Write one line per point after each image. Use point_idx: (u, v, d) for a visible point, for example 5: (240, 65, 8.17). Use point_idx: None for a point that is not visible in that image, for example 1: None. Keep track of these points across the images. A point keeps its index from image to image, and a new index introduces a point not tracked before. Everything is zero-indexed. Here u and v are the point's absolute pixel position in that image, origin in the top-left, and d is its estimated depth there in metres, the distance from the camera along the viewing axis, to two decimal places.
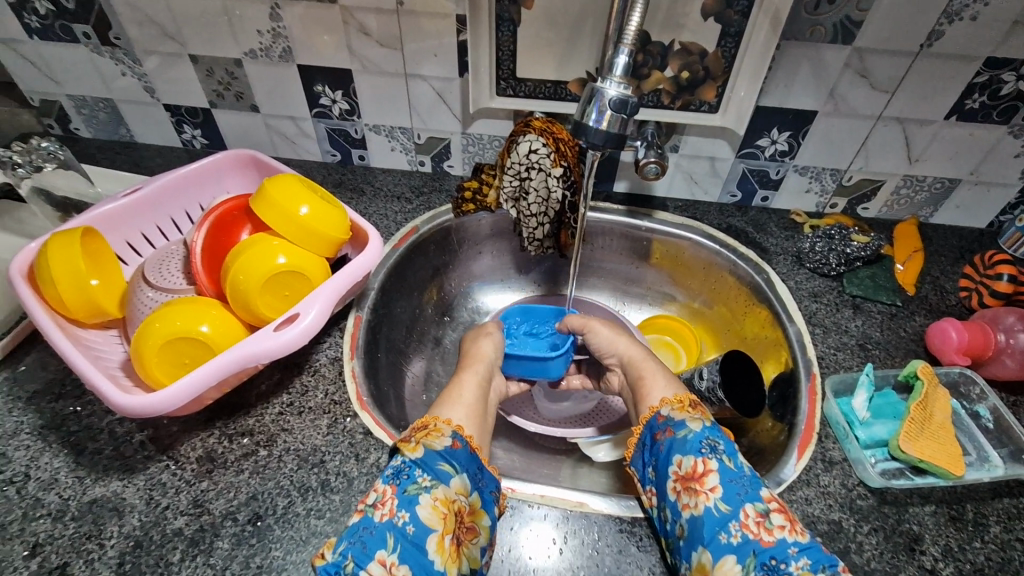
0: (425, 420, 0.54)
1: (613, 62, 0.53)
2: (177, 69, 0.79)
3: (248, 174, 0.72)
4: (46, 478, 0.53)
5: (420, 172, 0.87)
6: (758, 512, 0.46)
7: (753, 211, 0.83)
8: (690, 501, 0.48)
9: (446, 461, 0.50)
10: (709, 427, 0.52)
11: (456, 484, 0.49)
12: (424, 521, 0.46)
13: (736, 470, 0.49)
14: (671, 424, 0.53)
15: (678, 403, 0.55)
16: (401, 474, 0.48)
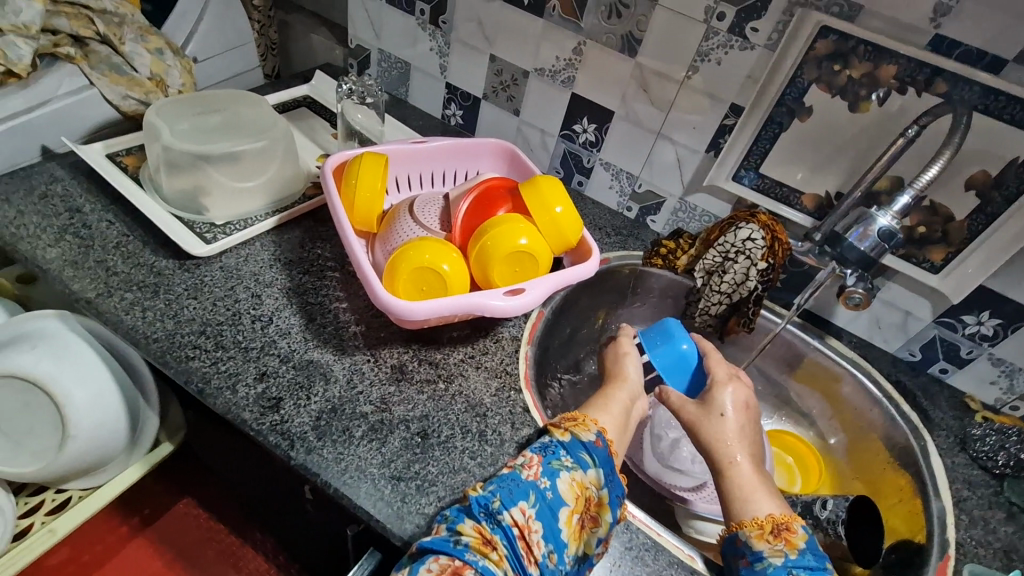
0: (575, 414, 0.59)
1: (896, 198, 0.64)
2: (475, 60, 0.95)
3: (501, 162, 0.84)
4: (282, 327, 0.65)
5: (623, 215, 0.96)
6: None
7: (926, 378, 0.82)
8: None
9: (588, 452, 0.55)
10: (794, 560, 0.52)
11: (592, 475, 0.54)
12: (561, 493, 0.51)
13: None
14: (749, 554, 0.53)
15: (758, 530, 0.54)
16: (547, 449, 0.55)
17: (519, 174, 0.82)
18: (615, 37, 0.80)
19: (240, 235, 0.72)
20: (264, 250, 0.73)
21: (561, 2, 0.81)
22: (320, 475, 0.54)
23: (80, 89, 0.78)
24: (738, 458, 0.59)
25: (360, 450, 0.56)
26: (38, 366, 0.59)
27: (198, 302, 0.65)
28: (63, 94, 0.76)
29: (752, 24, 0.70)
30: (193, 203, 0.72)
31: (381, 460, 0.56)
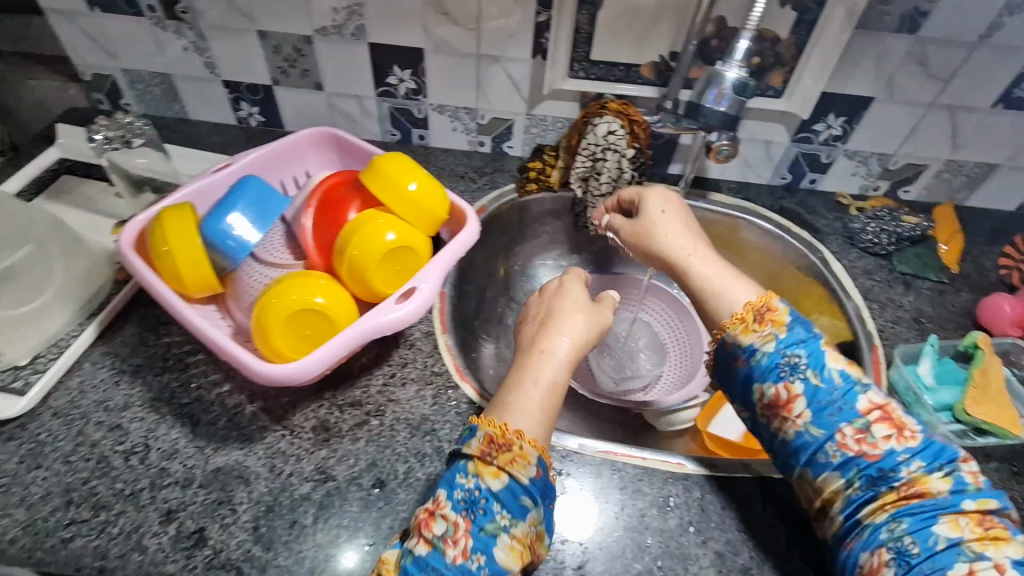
0: (504, 434, 0.49)
1: (736, 43, 0.57)
2: (242, 43, 0.79)
3: (324, 152, 0.73)
4: (166, 448, 0.54)
5: (479, 152, 0.89)
6: (856, 428, 0.45)
7: (802, 193, 0.87)
8: (783, 427, 0.48)
9: (528, 494, 0.47)
10: (784, 339, 0.49)
11: (533, 517, 0.47)
12: (502, 564, 0.44)
13: (825, 385, 0.47)
14: (740, 351, 0.51)
15: (742, 323, 0.51)
16: (476, 508, 0.45)
17: (354, 159, 0.71)
18: None
19: (57, 365, 0.58)
20: (98, 368, 0.59)
21: None
22: None
23: None
24: (666, 231, 0.61)
25: (319, 537, 0.50)
26: None
27: (46, 470, 0.52)
28: None
29: None
30: None
31: (348, 534, 0.50)
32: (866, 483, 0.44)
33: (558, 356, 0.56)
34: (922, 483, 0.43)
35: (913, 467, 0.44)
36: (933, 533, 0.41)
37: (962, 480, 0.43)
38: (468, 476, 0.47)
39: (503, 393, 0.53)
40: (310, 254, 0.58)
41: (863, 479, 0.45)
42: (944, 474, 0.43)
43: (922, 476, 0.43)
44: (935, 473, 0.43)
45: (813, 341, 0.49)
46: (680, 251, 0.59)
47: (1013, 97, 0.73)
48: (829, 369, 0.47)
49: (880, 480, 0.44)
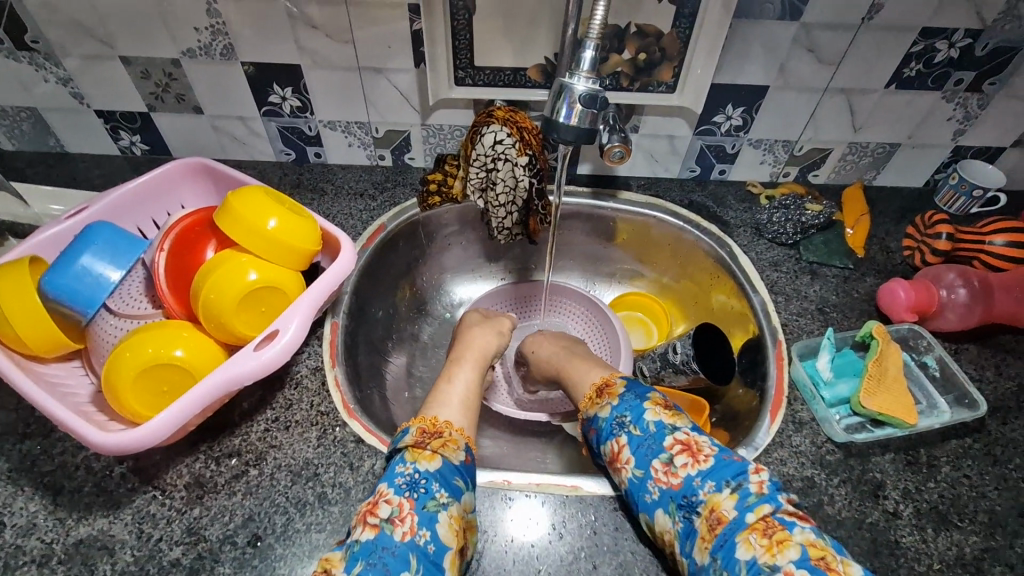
0: (434, 425, 0.55)
1: (579, 57, 0.55)
2: (106, 70, 0.73)
3: (202, 184, 0.69)
4: (23, 523, 0.50)
5: (380, 166, 0.86)
6: (664, 462, 0.50)
7: (712, 185, 0.86)
8: (620, 478, 0.53)
9: (460, 475, 0.51)
10: (617, 406, 0.56)
11: (466, 500, 0.50)
12: (442, 539, 0.46)
13: (642, 433, 0.53)
14: (590, 422, 0.58)
15: (590, 400, 0.59)
16: (418, 487, 0.48)
17: (228, 186, 0.68)
18: None
19: None
20: None
21: None
22: None
23: None
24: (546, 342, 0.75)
25: None
26: None
27: None
28: None
29: None
30: None
31: None
32: (681, 514, 0.48)
33: (461, 374, 0.65)
34: (716, 505, 0.46)
35: (709, 489, 0.47)
36: (735, 559, 0.43)
37: (747, 491, 0.46)
38: (406, 464, 0.50)
39: (428, 395, 0.61)
40: (167, 302, 0.55)
41: (678, 510, 0.48)
42: (731, 492, 0.46)
43: (715, 497, 0.47)
44: (724, 492, 0.46)
45: (638, 401, 0.55)
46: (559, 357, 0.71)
47: (904, 77, 0.72)
48: (646, 421, 0.53)
49: (687, 506, 0.47)
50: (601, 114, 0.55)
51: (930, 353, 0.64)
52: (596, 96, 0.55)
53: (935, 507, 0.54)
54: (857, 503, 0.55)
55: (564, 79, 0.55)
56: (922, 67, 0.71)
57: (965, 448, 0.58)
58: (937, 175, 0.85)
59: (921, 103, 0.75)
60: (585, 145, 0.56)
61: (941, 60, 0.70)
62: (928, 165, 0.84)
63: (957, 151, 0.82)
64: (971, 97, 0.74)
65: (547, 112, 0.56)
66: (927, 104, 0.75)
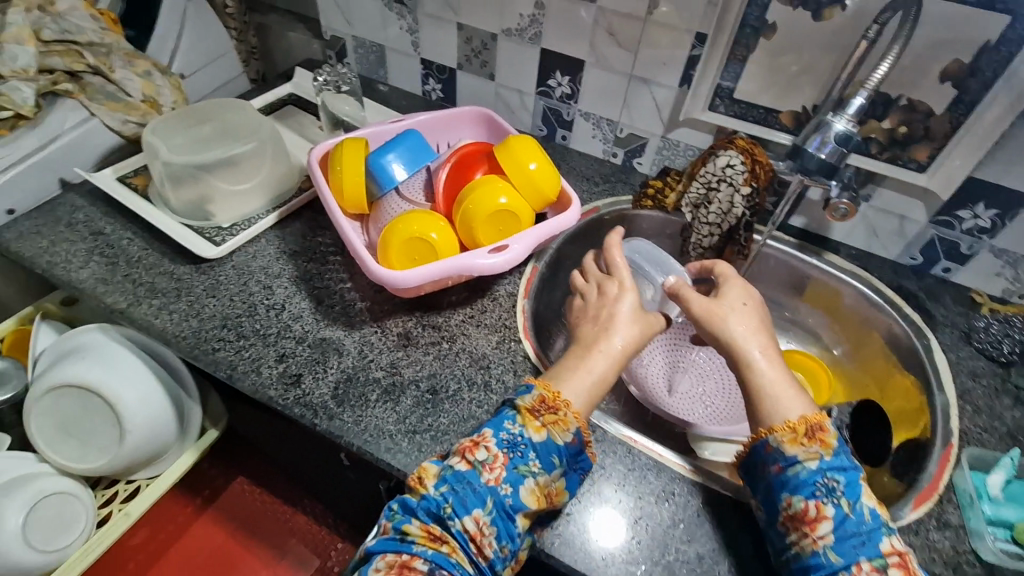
0: (554, 398, 0.57)
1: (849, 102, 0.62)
2: (443, 31, 0.96)
3: (479, 129, 0.88)
4: (295, 312, 0.71)
5: (610, 162, 0.97)
6: (874, 566, 0.47)
7: (929, 279, 0.82)
8: (800, 541, 0.50)
9: (558, 454, 0.55)
10: (828, 462, 0.52)
11: (556, 475, 0.54)
12: (523, 500, 0.52)
13: (854, 518, 0.49)
14: (780, 458, 0.53)
15: (791, 434, 0.54)
16: (516, 449, 0.54)
17: (497, 136, 0.85)
18: None
19: (246, 234, 0.78)
20: (270, 245, 0.78)
21: None
22: (343, 437, 0.60)
23: (84, 121, 0.84)
24: (730, 320, 0.62)
25: (376, 411, 0.62)
26: (88, 374, 0.67)
27: (217, 300, 0.71)
28: (70, 127, 0.83)
29: None
30: (200, 212, 0.79)
31: (398, 418, 0.62)
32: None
33: (598, 367, 0.60)
34: None
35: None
36: None
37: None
38: (515, 423, 0.56)
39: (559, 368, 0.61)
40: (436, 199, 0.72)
41: None
42: None
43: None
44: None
45: (854, 475, 0.52)
46: (747, 346, 0.60)
47: None
48: (862, 503, 0.50)
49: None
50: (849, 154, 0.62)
51: None
52: (850, 137, 0.62)
53: None
54: None
55: (827, 117, 0.63)
56: None
57: None
58: None
59: None
60: (824, 176, 0.64)
61: None
62: None
63: None
64: None
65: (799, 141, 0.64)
66: None
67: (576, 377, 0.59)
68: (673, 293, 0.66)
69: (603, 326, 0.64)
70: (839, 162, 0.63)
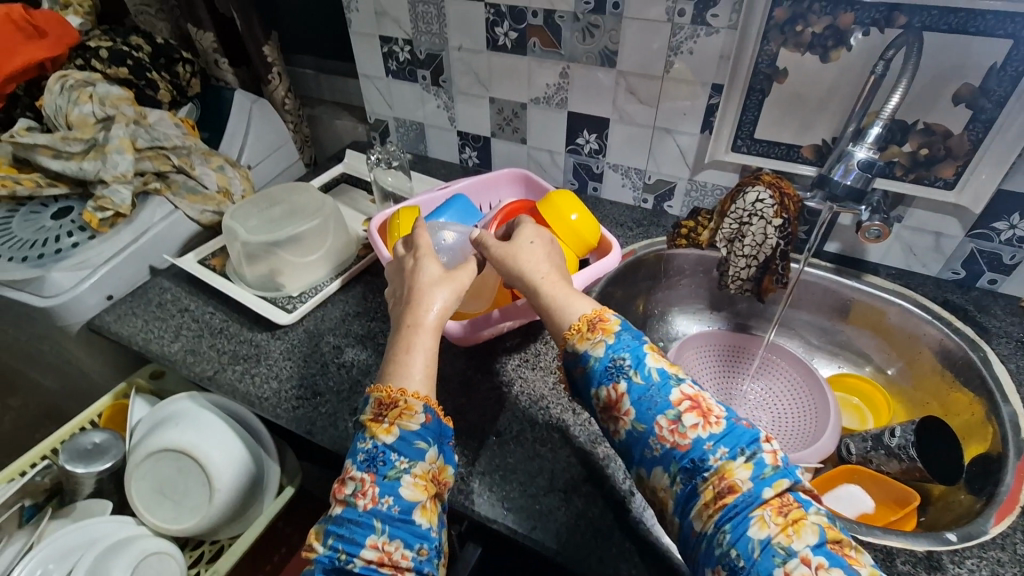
0: (390, 393, 0.54)
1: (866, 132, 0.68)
2: (477, 106, 1.06)
3: (517, 189, 0.95)
4: (364, 368, 0.76)
5: (642, 207, 1.03)
6: (670, 420, 0.49)
7: (977, 292, 0.82)
8: (617, 428, 0.52)
9: (421, 437, 0.52)
10: (613, 346, 0.54)
11: (430, 457, 0.52)
12: (407, 500, 0.50)
13: (644, 383, 0.51)
14: (580, 359, 0.55)
15: (579, 332, 0.56)
16: (376, 460, 0.51)
17: (535, 193, 0.92)
18: (594, 53, 0.88)
19: (314, 301, 0.86)
20: (336, 309, 0.85)
21: (540, 38, 0.91)
22: None
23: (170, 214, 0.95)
24: (520, 255, 0.62)
25: None
26: (184, 436, 0.74)
27: (293, 362, 0.78)
28: (159, 220, 0.94)
29: (711, 11, 0.76)
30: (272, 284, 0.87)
31: (468, 461, 0.65)
32: (685, 476, 0.47)
33: (422, 341, 0.57)
34: (728, 473, 0.46)
35: (720, 455, 0.47)
36: (748, 538, 0.43)
37: (761, 462, 0.46)
38: (366, 439, 0.53)
39: (396, 340, 0.58)
40: None
41: (680, 473, 0.48)
42: (745, 460, 0.46)
43: (728, 464, 0.46)
44: (738, 459, 0.46)
45: (636, 347, 0.54)
46: (533, 274, 0.61)
47: None
48: (648, 368, 0.52)
49: (693, 469, 0.47)
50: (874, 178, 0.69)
51: None
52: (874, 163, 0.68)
53: None
54: None
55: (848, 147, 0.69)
56: None
57: None
58: None
59: None
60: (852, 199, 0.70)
61: None
62: None
63: None
64: None
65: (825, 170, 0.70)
66: None
67: (409, 362, 0.56)
68: (475, 243, 0.65)
69: (410, 302, 0.60)
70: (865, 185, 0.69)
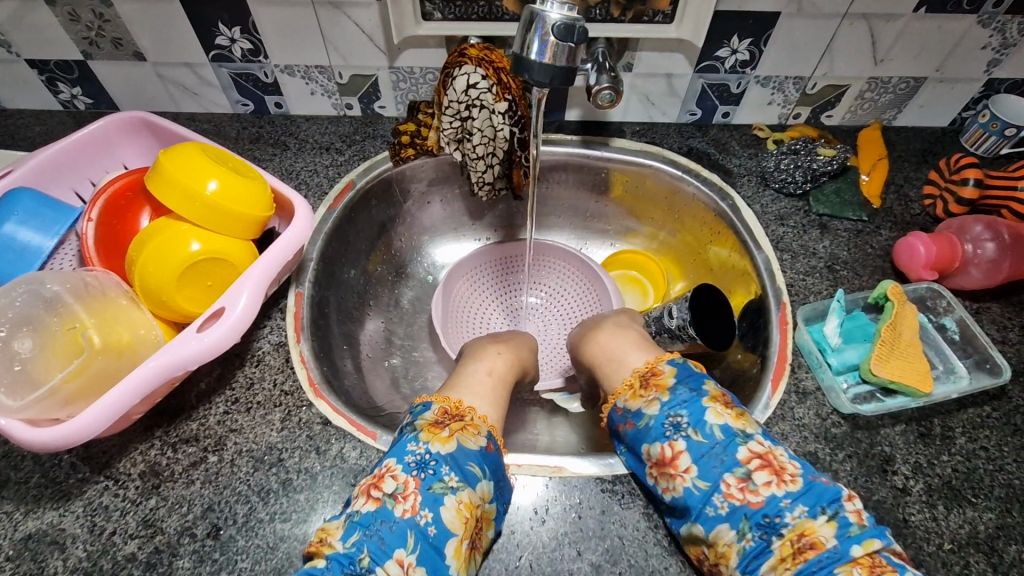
0: (457, 407, 0.50)
1: None
2: (28, 13, 0.65)
3: (144, 141, 0.63)
4: None
5: (349, 116, 0.78)
6: (738, 477, 0.45)
7: (714, 129, 0.77)
8: (669, 486, 0.47)
9: (477, 462, 0.47)
10: (669, 402, 0.50)
11: (482, 488, 0.45)
12: (447, 524, 0.43)
13: (706, 442, 0.47)
14: (630, 416, 0.51)
15: (630, 389, 0.53)
16: (426, 467, 0.45)
17: (172, 143, 0.62)
18: None
19: None
20: None
21: None
22: None
23: None
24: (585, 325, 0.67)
25: None
26: None
27: None
28: None
29: None
30: None
31: None
32: (756, 533, 0.43)
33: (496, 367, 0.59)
34: (808, 531, 0.41)
35: (798, 513, 0.42)
36: None
37: (847, 520, 0.42)
38: (418, 443, 0.46)
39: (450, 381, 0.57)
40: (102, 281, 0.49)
41: (753, 530, 0.43)
42: (828, 518, 0.42)
43: (807, 522, 0.42)
44: (819, 518, 0.42)
45: (695, 400, 0.49)
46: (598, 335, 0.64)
47: None
48: (709, 425, 0.47)
49: (768, 528, 0.42)
50: (580, 49, 0.49)
51: (950, 314, 0.58)
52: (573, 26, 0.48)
53: (948, 484, 0.50)
54: (863, 479, 0.50)
55: (537, 6, 0.48)
56: None
57: (983, 417, 0.54)
58: (966, 113, 0.76)
59: (952, 29, 0.66)
60: (562, 86, 0.50)
61: None
62: (956, 101, 0.75)
63: (989, 85, 0.72)
64: (1011, 20, 0.65)
65: (517, 47, 0.49)
66: (959, 31, 0.66)
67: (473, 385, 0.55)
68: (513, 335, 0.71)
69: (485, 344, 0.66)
70: (574, 62, 0.50)
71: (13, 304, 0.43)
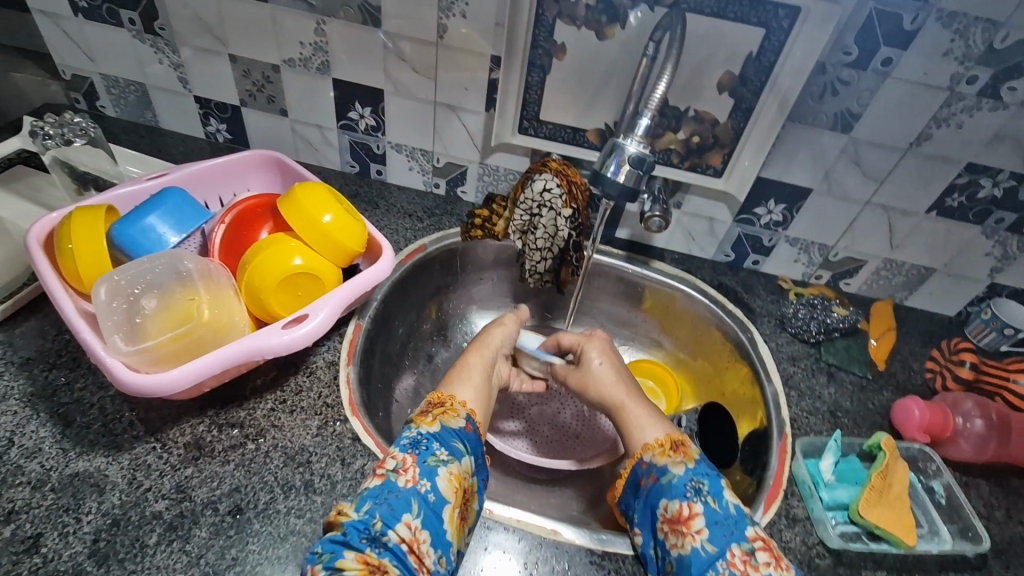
0: (440, 398, 0.57)
1: (635, 124, 0.62)
2: (213, 63, 0.82)
3: (270, 175, 0.76)
4: (29, 446, 0.53)
5: (433, 193, 0.91)
6: (743, 550, 0.48)
7: (744, 272, 0.87)
8: (678, 543, 0.50)
9: (460, 439, 0.52)
10: (694, 469, 0.54)
11: (466, 463, 0.51)
12: (443, 492, 0.48)
13: (721, 511, 0.51)
14: (655, 470, 0.55)
15: (659, 448, 0.56)
16: (420, 444, 0.50)
17: (293, 181, 0.74)
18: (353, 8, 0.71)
19: None
20: None
21: None
22: None
23: None
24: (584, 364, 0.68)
25: (159, 559, 0.48)
26: None
27: None
28: None
29: None
30: None
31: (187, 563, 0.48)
32: None
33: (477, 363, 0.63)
34: None
35: None
36: None
37: None
38: (410, 429, 0.52)
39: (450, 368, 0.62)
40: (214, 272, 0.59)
41: None
42: None
43: None
44: None
45: (716, 477, 0.54)
46: (615, 397, 0.64)
47: (946, 206, 0.74)
48: (726, 500, 0.51)
49: None
50: (645, 178, 0.62)
51: (938, 478, 0.62)
52: (644, 160, 0.61)
53: None
54: None
55: (619, 141, 0.61)
56: (964, 199, 0.73)
57: None
58: (971, 307, 0.84)
59: (960, 233, 0.76)
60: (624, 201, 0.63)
61: (984, 196, 0.72)
62: (962, 295, 0.83)
63: (992, 287, 0.81)
64: (1011, 237, 0.75)
65: (598, 166, 0.62)
66: (965, 236, 0.76)
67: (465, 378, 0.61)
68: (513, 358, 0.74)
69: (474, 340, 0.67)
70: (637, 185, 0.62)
71: (153, 269, 0.53)
